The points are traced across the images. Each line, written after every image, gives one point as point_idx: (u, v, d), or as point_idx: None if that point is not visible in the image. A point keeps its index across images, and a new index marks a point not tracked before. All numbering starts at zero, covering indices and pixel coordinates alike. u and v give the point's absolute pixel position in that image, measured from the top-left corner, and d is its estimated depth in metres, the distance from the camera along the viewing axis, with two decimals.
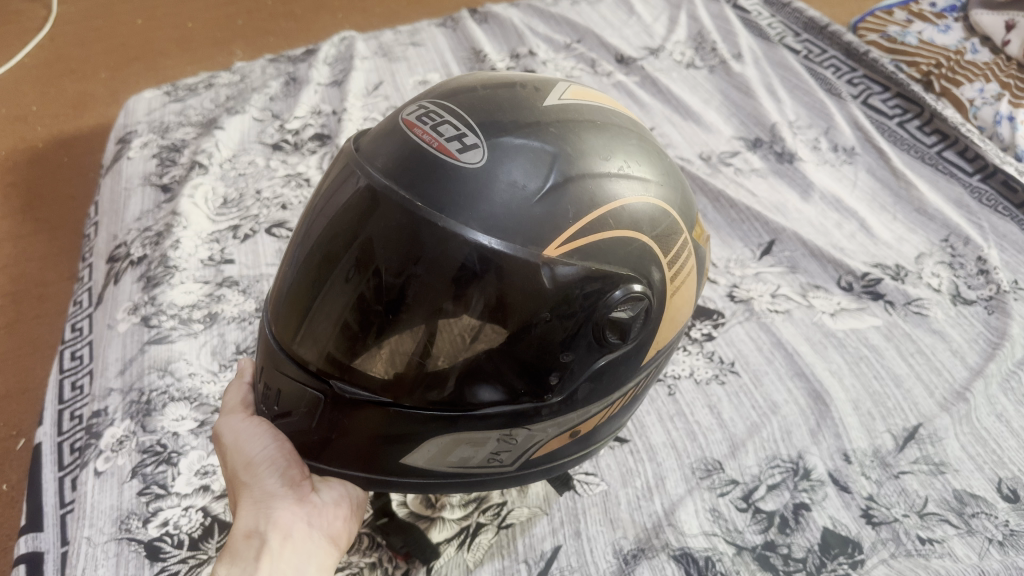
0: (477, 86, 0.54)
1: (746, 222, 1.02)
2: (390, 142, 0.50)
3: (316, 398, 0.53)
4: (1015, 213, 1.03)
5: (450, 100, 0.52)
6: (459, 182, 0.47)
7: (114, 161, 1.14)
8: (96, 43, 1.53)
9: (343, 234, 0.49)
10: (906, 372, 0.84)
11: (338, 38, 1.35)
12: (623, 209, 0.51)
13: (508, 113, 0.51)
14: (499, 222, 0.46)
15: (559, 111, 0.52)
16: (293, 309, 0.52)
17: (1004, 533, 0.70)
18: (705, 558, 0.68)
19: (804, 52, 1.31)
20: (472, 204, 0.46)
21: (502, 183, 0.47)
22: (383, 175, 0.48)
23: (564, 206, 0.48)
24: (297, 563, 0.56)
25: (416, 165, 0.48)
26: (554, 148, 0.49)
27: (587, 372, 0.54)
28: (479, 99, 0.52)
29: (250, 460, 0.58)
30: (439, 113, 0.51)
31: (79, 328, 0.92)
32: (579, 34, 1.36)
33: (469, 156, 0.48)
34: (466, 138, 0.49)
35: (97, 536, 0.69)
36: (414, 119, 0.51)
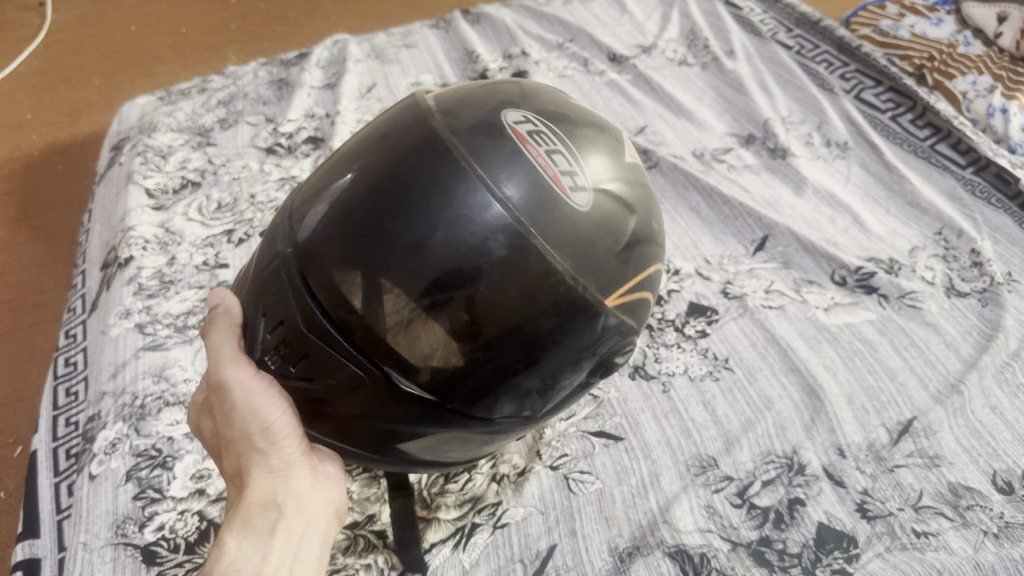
0: (576, 118, 0.55)
1: (740, 218, 1.02)
2: (497, 145, 0.50)
3: (355, 375, 0.51)
4: (1008, 205, 1.03)
5: (555, 126, 0.53)
6: (568, 222, 0.49)
7: (108, 169, 1.14)
8: (91, 50, 1.54)
9: (428, 220, 0.47)
10: (900, 366, 0.84)
11: (331, 42, 1.36)
12: (654, 268, 0.56)
13: (605, 162, 0.53)
14: (589, 267, 0.49)
15: (634, 170, 0.56)
16: (342, 263, 0.48)
17: (999, 526, 0.71)
18: (700, 555, 0.68)
19: (796, 47, 1.31)
20: (570, 243, 0.49)
21: (600, 230, 0.50)
22: (492, 182, 0.48)
23: (628, 265, 0.52)
24: (309, 534, 0.59)
25: (531, 189, 0.48)
26: (634, 211, 0.53)
27: (574, 390, 0.58)
28: (585, 137, 0.54)
29: (267, 425, 0.56)
30: (550, 138, 0.52)
31: (73, 335, 0.93)
32: (571, 33, 1.36)
33: (577, 197, 0.50)
34: (575, 178, 0.50)
35: (93, 541, 0.69)
36: (525, 132, 0.51)
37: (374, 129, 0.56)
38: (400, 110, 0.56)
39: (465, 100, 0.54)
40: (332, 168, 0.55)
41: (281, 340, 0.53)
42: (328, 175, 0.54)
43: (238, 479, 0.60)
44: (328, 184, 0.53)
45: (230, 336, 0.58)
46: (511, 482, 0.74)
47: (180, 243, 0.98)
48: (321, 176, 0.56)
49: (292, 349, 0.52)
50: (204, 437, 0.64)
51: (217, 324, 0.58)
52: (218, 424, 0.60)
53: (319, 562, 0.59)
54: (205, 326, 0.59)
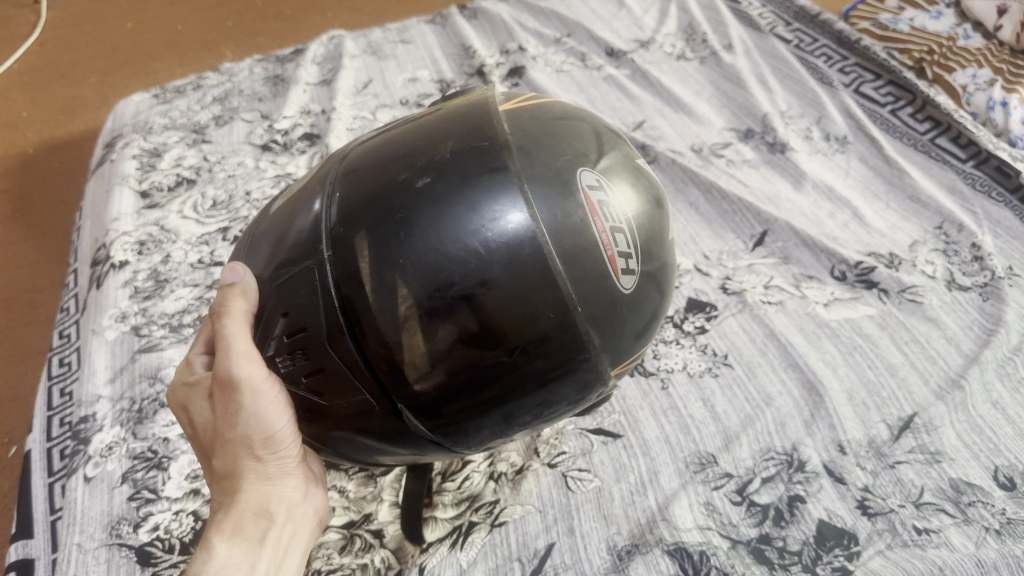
0: (640, 185, 0.56)
1: (738, 214, 1.01)
2: (571, 209, 0.50)
3: (366, 400, 0.52)
4: (1009, 199, 1.02)
5: (622, 195, 0.54)
6: (610, 309, 0.51)
7: (102, 167, 1.13)
8: (86, 48, 1.53)
9: (487, 277, 0.48)
10: (900, 361, 0.84)
11: (327, 38, 1.35)
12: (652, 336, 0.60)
13: (654, 243, 0.56)
14: (611, 346, 0.53)
15: (669, 242, 0.59)
16: (386, 292, 0.48)
17: (1001, 522, 0.70)
18: (699, 553, 0.67)
19: (795, 41, 1.30)
20: (605, 327, 0.52)
21: (630, 316, 0.53)
22: (559, 253, 0.49)
23: (638, 340, 0.57)
24: (293, 541, 0.60)
25: (593, 268, 0.50)
26: (659, 294, 0.57)
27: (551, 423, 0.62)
28: (646, 214, 0.55)
29: (272, 433, 0.55)
30: (616, 212, 0.53)
31: (67, 334, 0.92)
32: (568, 28, 1.36)
33: (624, 280, 0.52)
34: (628, 260, 0.53)
35: (87, 542, 0.69)
36: (597, 203, 0.51)
37: (437, 134, 0.53)
38: (470, 123, 0.54)
39: (543, 137, 0.53)
40: (385, 166, 0.53)
41: (300, 347, 0.52)
42: (369, 176, 0.52)
43: (227, 478, 0.59)
44: (382, 189, 0.51)
45: (242, 328, 0.54)
46: (509, 480, 0.73)
47: (175, 241, 0.97)
48: (369, 167, 0.53)
49: (309, 360, 0.52)
50: (190, 419, 0.60)
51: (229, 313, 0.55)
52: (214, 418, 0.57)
53: (299, 567, 0.61)
54: (215, 305, 0.55)
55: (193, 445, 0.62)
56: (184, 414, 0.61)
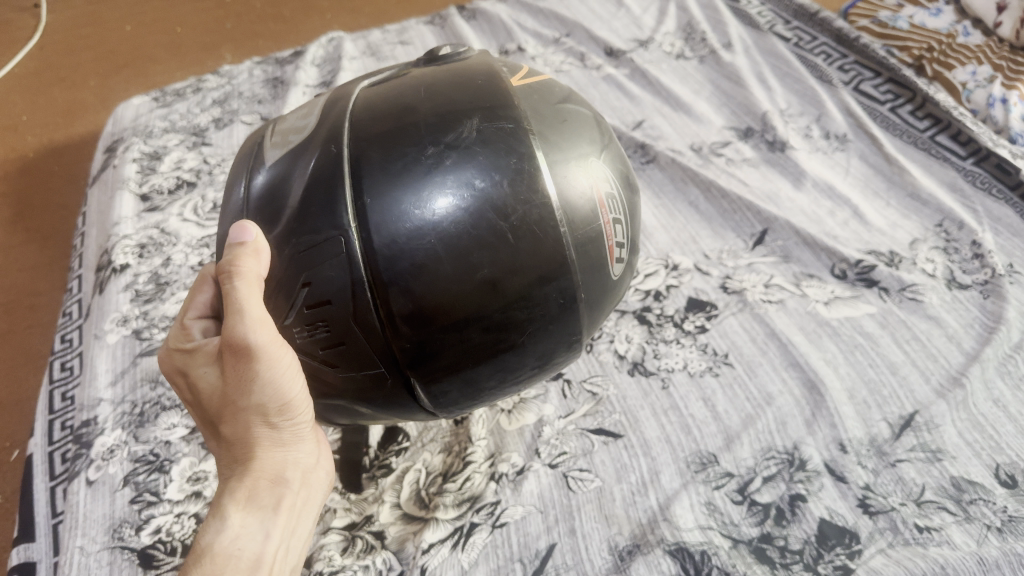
0: (626, 174, 0.62)
1: (738, 213, 1.01)
2: (589, 203, 0.55)
3: (376, 374, 0.53)
4: (1009, 195, 1.02)
5: (620, 188, 0.60)
6: (603, 292, 0.58)
7: (103, 171, 1.14)
8: (85, 50, 1.53)
9: (515, 265, 0.52)
10: (902, 360, 0.83)
11: (327, 39, 1.35)
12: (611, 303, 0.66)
13: (635, 225, 0.62)
14: (593, 324, 0.60)
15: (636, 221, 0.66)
16: (419, 271, 0.50)
17: (1003, 520, 0.70)
18: (700, 552, 0.67)
19: (794, 39, 1.30)
20: (593, 311, 0.58)
21: (612, 296, 0.61)
22: (575, 244, 0.54)
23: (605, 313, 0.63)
24: (303, 504, 0.61)
25: (599, 256, 0.56)
26: (628, 271, 0.63)
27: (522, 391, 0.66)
28: (631, 201, 0.62)
29: (287, 400, 0.55)
30: (617, 203, 0.59)
31: (68, 339, 0.92)
32: (567, 28, 1.36)
33: (615, 266, 0.59)
34: (620, 249, 0.59)
35: (89, 545, 0.69)
36: (604, 197, 0.57)
37: (456, 109, 0.54)
38: (489, 99, 0.56)
39: (558, 126, 0.57)
40: (406, 137, 0.53)
41: (322, 320, 0.52)
42: (394, 142, 0.53)
43: (237, 445, 0.58)
44: (409, 162, 0.52)
45: (255, 291, 0.52)
46: (510, 481, 0.73)
47: (176, 244, 0.97)
48: (385, 132, 0.54)
49: (331, 333, 0.52)
50: (192, 385, 0.59)
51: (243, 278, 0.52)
52: (225, 385, 0.56)
53: (309, 530, 0.62)
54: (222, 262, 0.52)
55: (197, 411, 0.61)
56: (184, 380, 0.59)
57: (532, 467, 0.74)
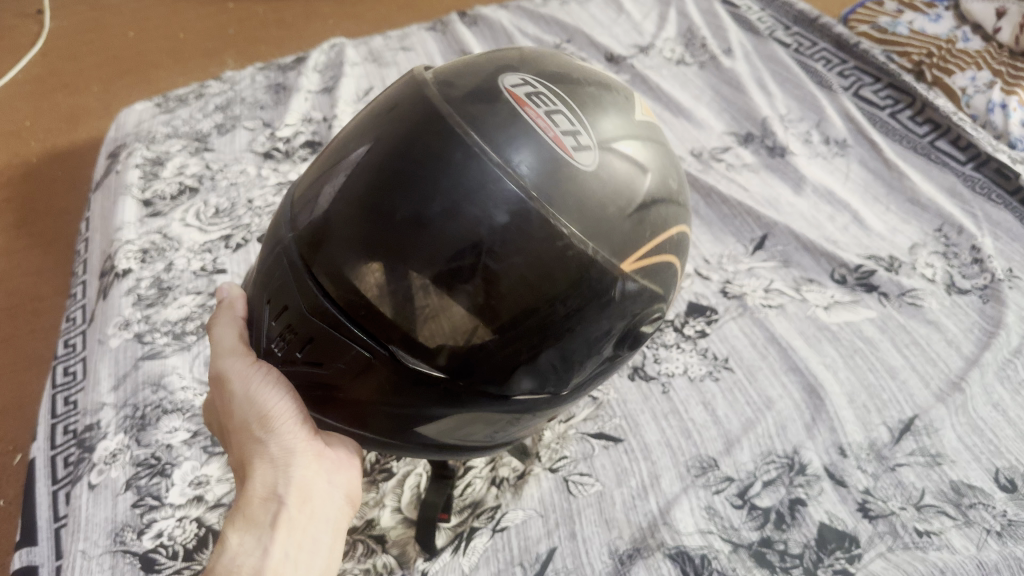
0: (578, 76, 0.52)
1: (739, 217, 1.01)
2: (494, 110, 0.47)
3: (365, 357, 0.48)
4: (1009, 200, 1.02)
5: (556, 85, 0.51)
6: (571, 185, 0.46)
7: (105, 177, 1.14)
8: (88, 56, 1.54)
9: (431, 191, 0.45)
10: (901, 364, 0.84)
11: (328, 46, 1.35)
12: (675, 232, 0.53)
13: (610, 118, 0.50)
14: (602, 230, 0.47)
15: (646, 124, 0.53)
16: (347, 247, 0.46)
17: (1002, 524, 0.70)
18: (701, 556, 0.67)
19: (794, 45, 1.30)
20: (573, 211, 0.46)
21: (610, 191, 0.47)
22: (488, 148, 0.46)
23: (647, 227, 0.49)
24: (313, 524, 0.59)
25: (531, 149, 0.46)
26: (648, 170, 0.50)
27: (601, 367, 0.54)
28: (587, 94, 0.51)
29: (266, 412, 0.55)
30: (549, 96, 0.49)
31: (71, 343, 0.93)
32: (568, 34, 1.36)
33: (582, 157, 0.47)
34: (579, 137, 0.48)
35: (92, 549, 0.69)
36: (523, 95, 0.49)
37: (372, 110, 0.53)
38: (394, 89, 0.53)
39: (460, 71, 0.51)
40: (330, 155, 0.53)
41: (287, 326, 0.51)
42: (330, 157, 0.53)
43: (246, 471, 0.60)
44: (329, 171, 0.51)
45: (233, 333, 0.58)
46: (511, 484, 0.73)
47: (178, 249, 0.98)
48: (321, 161, 0.54)
49: (297, 334, 0.51)
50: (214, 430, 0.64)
51: (223, 322, 0.60)
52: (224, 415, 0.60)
53: (327, 553, 0.59)
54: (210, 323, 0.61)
55: None
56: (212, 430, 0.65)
57: (531, 471, 0.74)
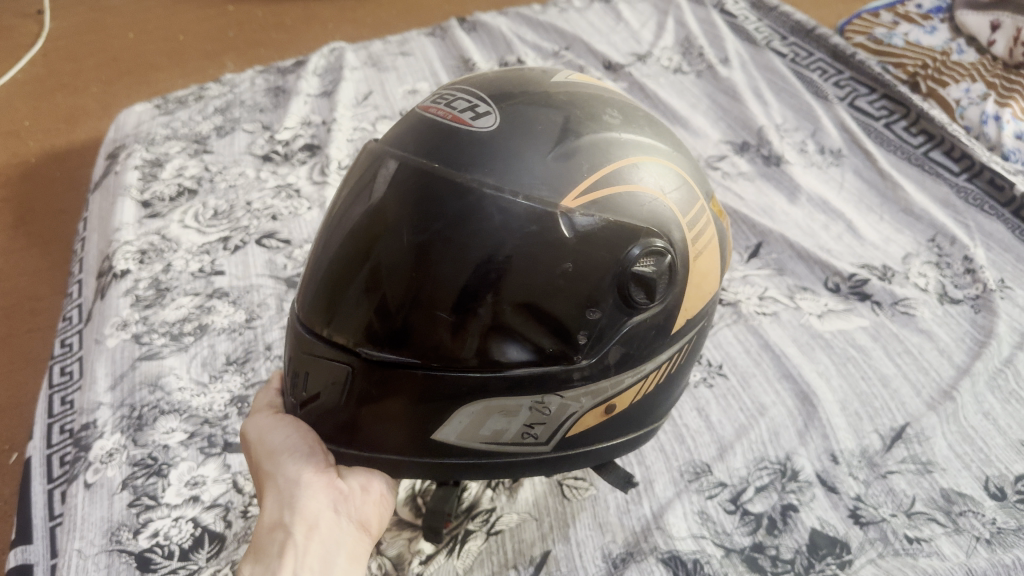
0: (490, 73, 0.58)
1: (734, 225, 1.04)
2: (407, 125, 0.54)
3: (346, 370, 0.53)
4: (1001, 212, 1.03)
5: (464, 84, 0.56)
6: (472, 143, 0.50)
7: (104, 177, 1.15)
8: (87, 57, 1.54)
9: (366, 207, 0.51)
10: (893, 372, 0.84)
11: (328, 50, 1.36)
12: (633, 159, 0.53)
13: (516, 88, 0.55)
14: (522, 174, 0.49)
15: (567, 84, 0.57)
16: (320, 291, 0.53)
17: (992, 531, 0.69)
18: (693, 561, 0.67)
19: (790, 55, 1.32)
20: (482, 165, 0.49)
21: (518, 139, 0.50)
22: (400, 151, 0.52)
23: (579, 159, 0.51)
24: (324, 553, 0.56)
25: (432, 136, 0.52)
26: (563, 113, 0.53)
27: (617, 333, 0.53)
28: (492, 80, 0.56)
29: (275, 449, 0.59)
30: (452, 94, 0.55)
31: (68, 343, 0.93)
32: (566, 42, 1.37)
33: (483, 122, 0.51)
34: (479, 110, 0.52)
35: (87, 548, 0.69)
36: (429, 102, 0.55)
37: None
38: None
39: None
40: None
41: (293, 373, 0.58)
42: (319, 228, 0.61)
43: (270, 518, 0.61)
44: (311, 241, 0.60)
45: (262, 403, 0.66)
46: (506, 488, 0.74)
47: (176, 250, 0.98)
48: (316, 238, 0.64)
49: (299, 374, 0.57)
50: None
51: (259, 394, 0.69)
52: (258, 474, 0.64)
53: None
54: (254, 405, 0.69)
55: None
56: None
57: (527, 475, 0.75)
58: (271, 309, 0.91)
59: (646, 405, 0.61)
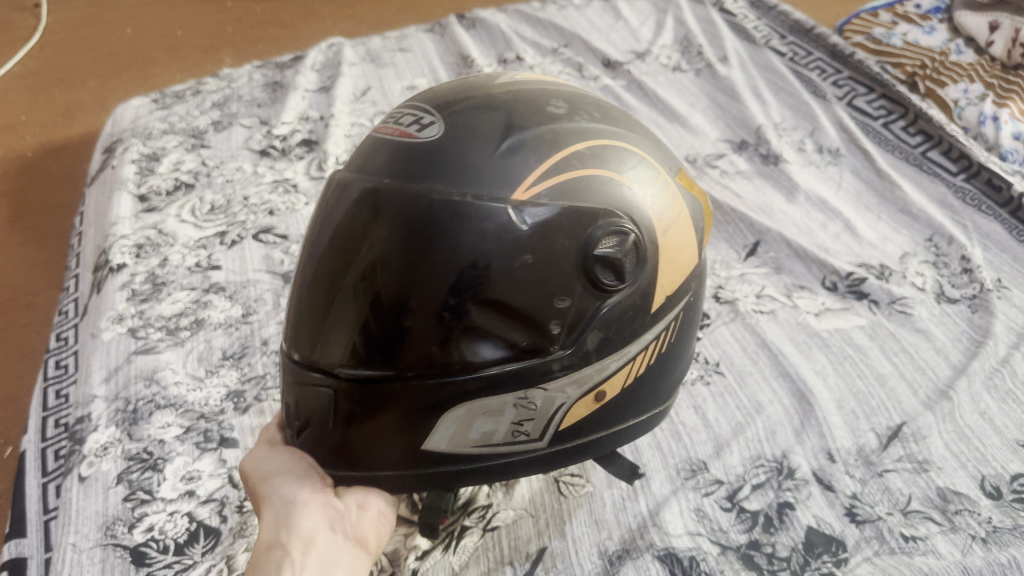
0: (441, 87, 0.59)
1: (732, 224, 1.04)
2: (363, 149, 0.55)
3: (326, 393, 0.53)
4: (998, 212, 1.03)
5: (415, 102, 0.57)
6: (419, 154, 0.50)
7: (100, 171, 1.14)
8: (85, 52, 1.54)
9: (330, 234, 0.51)
10: (890, 371, 0.84)
11: (326, 45, 1.36)
12: (581, 145, 0.52)
13: (461, 96, 0.55)
14: (474, 174, 0.49)
15: (512, 85, 0.56)
16: (296, 326, 0.54)
17: (987, 530, 0.69)
18: (689, 558, 0.67)
19: (789, 54, 1.32)
20: (431, 173, 0.49)
21: (465, 143, 0.50)
22: (356, 174, 0.52)
23: (523, 153, 0.50)
24: (321, 568, 0.56)
25: (383, 155, 0.52)
26: (506, 112, 0.52)
27: (593, 319, 0.52)
28: (440, 93, 0.56)
29: (271, 475, 0.60)
30: (403, 114, 0.56)
31: (64, 337, 0.92)
32: (565, 39, 1.37)
33: (428, 133, 0.52)
34: (425, 123, 0.53)
35: (82, 542, 0.69)
36: (382, 125, 0.56)
37: None
38: None
39: None
40: None
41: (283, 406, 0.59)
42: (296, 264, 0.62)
43: None
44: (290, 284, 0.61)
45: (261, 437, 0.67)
46: (503, 484, 0.74)
47: (173, 244, 0.98)
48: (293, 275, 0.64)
49: (288, 406, 0.58)
50: None
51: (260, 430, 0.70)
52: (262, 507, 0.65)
53: None
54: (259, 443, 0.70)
55: None
56: None
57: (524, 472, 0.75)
58: (268, 304, 0.90)
59: (641, 386, 0.60)
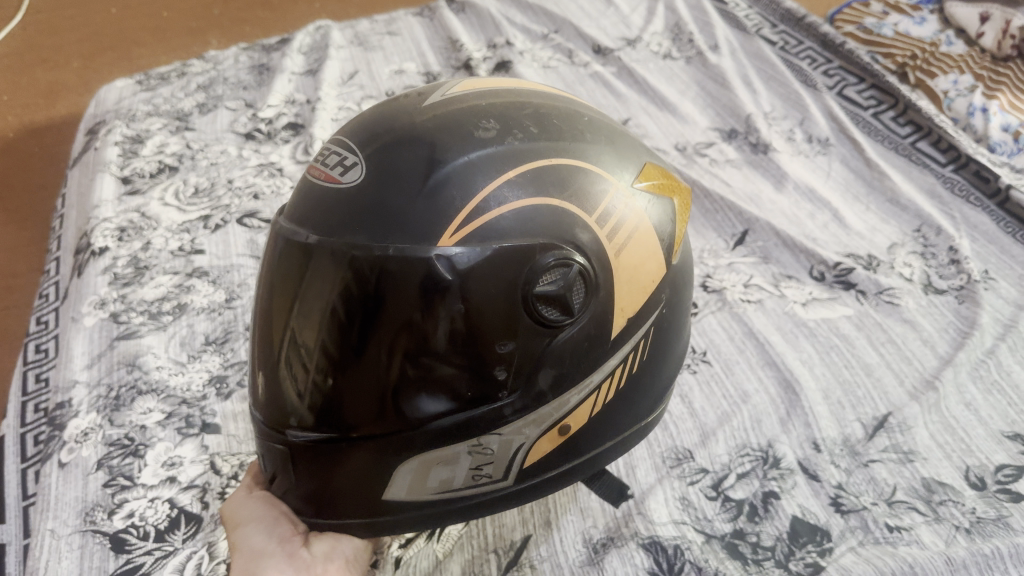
0: (373, 108, 0.55)
1: (720, 212, 1.03)
2: (301, 191, 0.53)
3: (285, 452, 0.54)
4: (986, 204, 1.03)
5: (346, 131, 0.54)
6: (342, 205, 0.48)
7: (83, 153, 1.13)
8: (69, 32, 1.52)
9: (273, 296, 0.51)
10: (876, 361, 0.84)
11: (314, 28, 1.35)
12: (513, 175, 0.49)
13: (385, 126, 0.51)
14: (397, 224, 0.47)
15: (441, 104, 0.53)
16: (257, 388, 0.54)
17: (971, 520, 0.69)
18: (673, 547, 0.67)
19: (780, 43, 1.31)
20: (354, 228, 0.47)
21: (386, 187, 0.48)
22: (290, 227, 0.51)
23: (443, 195, 0.47)
24: None
25: (313, 205, 0.50)
26: (428, 143, 0.49)
27: (543, 357, 0.51)
28: (368, 120, 0.53)
29: (240, 520, 0.59)
30: (333, 147, 0.53)
31: (44, 321, 0.91)
32: (555, 24, 1.36)
33: (351, 177, 0.49)
34: (348, 163, 0.50)
35: (61, 528, 0.68)
36: (315, 161, 0.54)
37: None
38: None
39: None
40: None
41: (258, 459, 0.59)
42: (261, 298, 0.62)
43: None
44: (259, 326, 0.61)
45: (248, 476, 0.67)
46: None
47: (156, 228, 0.97)
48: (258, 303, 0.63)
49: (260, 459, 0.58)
50: None
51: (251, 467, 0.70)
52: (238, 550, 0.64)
53: None
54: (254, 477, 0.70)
55: None
56: None
57: None
58: (252, 289, 0.89)
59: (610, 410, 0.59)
